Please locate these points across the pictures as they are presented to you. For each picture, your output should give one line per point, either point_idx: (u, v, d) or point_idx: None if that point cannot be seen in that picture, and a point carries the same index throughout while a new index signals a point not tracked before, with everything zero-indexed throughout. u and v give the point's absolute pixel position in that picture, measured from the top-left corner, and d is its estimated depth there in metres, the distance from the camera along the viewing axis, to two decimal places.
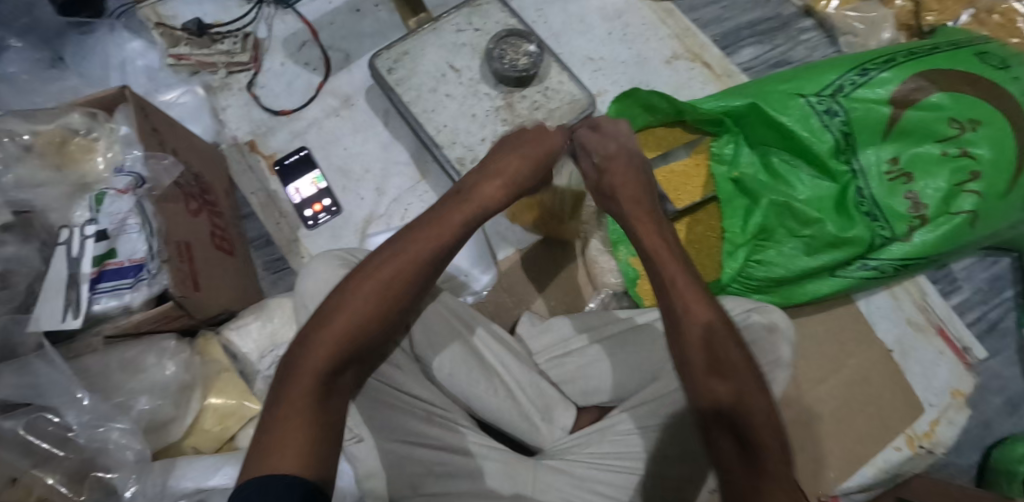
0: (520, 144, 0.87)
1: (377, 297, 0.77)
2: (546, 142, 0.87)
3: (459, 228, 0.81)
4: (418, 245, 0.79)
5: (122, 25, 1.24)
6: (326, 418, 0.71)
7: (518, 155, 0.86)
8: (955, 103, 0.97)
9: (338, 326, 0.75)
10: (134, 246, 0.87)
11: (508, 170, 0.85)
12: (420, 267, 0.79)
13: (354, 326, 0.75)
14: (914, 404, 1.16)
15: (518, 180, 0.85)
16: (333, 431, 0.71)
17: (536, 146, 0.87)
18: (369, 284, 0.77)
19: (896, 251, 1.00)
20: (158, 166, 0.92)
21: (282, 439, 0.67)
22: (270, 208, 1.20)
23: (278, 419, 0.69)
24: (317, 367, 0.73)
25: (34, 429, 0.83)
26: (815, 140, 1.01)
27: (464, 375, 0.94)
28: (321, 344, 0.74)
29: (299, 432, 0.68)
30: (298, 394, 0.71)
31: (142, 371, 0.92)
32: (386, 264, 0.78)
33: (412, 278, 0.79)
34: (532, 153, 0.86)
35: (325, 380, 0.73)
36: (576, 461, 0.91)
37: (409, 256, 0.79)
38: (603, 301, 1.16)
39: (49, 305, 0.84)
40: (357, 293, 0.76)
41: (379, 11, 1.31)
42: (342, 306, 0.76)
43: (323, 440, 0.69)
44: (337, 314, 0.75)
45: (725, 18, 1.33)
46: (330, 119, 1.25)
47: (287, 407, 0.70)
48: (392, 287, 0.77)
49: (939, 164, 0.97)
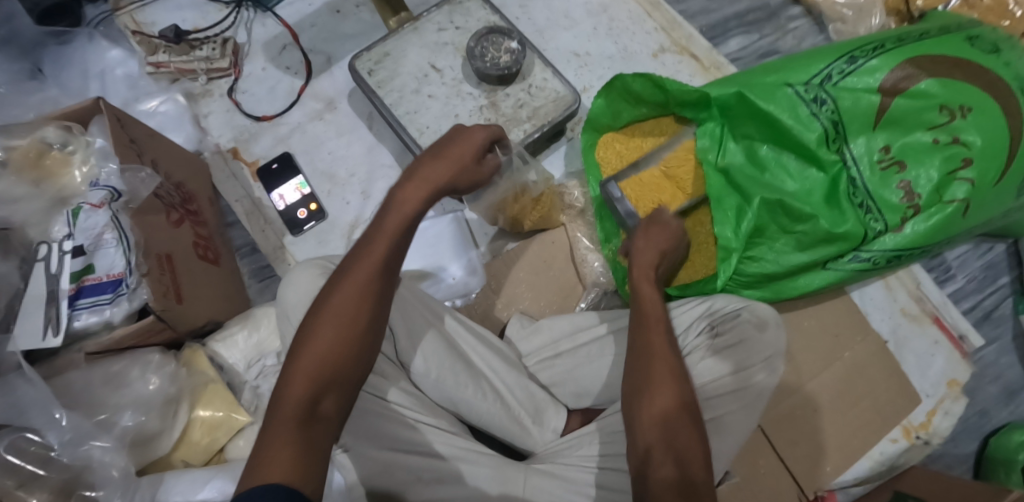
0: (444, 149, 0.84)
1: (344, 317, 0.74)
2: (472, 149, 0.85)
3: (392, 240, 0.78)
4: (375, 257, 0.77)
5: (100, 33, 1.23)
6: (315, 441, 0.68)
7: (440, 160, 0.82)
8: (945, 90, 0.95)
9: (313, 353, 0.72)
10: (111, 260, 0.86)
11: (430, 179, 0.81)
12: (382, 278, 0.77)
13: (328, 350, 0.72)
14: (911, 395, 1.15)
15: (443, 189, 0.82)
16: (323, 456, 0.67)
17: (466, 154, 0.84)
18: (339, 301, 0.75)
19: (888, 243, 0.98)
20: (135, 178, 0.90)
21: (268, 465, 0.64)
22: (255, 215, 1.19)
23: (266, 447, 0.66)
24: (298, 393, 0.70)
25: (16, 449, 0.82)
26: (802, 129, 0.99)
27: (450, 378, 0.93)
28: (299, 373, 0.71)
29: (287, 459, 0.65)
30: (280, 426, 0.68)
31: (125, 386, 0.91)
32: (347, 282, 0.75)
33: (376, 290, 0.76)
34: (456, 158, 0.83)
35: (310, 405, 0.69)
36: (566, 464, 0.90)
37: (365, 269, 0.76)
38: (593, 300, 1.15)
39: (29, 323, 0.83)
40: (324, 317, 0.74)
41: (359, 12, 1.29)
42: (313, 333, 0.73)
43: (310, 467, 0.65)
44: (310, 342, 0.73)
45: (711, 9, 1.31)
46: (312, 123, 1.24)
47: (272, 434, 0.67)
48: (358, 304, 0.75)
49: (930, 152, 0.95)
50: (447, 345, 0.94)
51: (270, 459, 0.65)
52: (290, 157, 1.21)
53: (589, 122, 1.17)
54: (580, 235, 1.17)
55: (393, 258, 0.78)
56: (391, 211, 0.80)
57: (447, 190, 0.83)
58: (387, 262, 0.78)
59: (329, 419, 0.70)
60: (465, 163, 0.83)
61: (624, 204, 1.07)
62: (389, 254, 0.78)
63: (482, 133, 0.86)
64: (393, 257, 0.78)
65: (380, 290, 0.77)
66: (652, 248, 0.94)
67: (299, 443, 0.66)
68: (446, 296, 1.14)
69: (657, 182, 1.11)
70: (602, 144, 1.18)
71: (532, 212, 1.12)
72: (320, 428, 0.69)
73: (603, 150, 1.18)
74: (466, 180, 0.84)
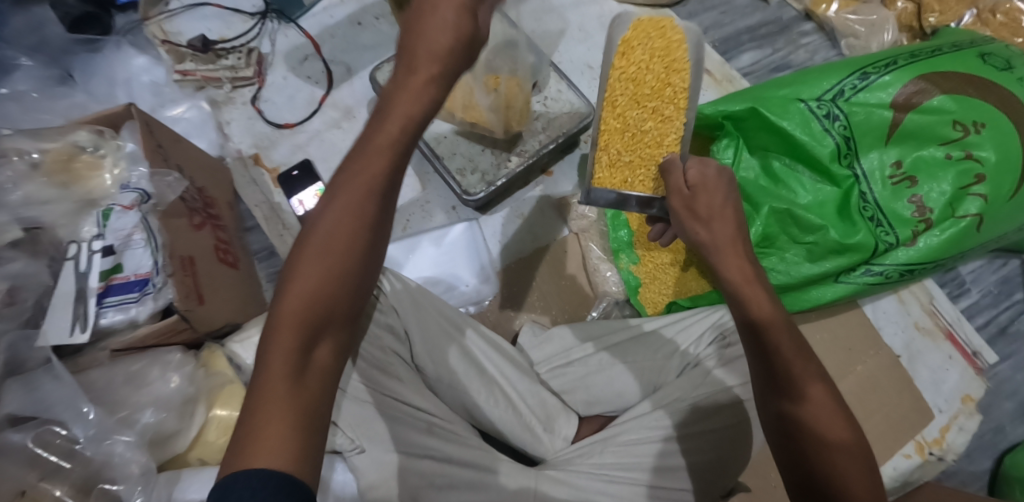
0: (425, 31, 0.73)
1: (334, 258, 0.70)
2: (466, 10, 0.73)
3: (380, 167, 0.71)
4: (362, 185, 0.70)
5: (128, 42, 1.26)
6: (307, 403, 0.68)
7: (435, 32, 0.73)
8: (958, 106, 0.96)
9: (299, 298, 0.69)
10: (139, 260, 0.89)
11: (426, 64, 0.73)
12: (375, 211, 0.72)
13: (316, 293, 0.69)
14: (924, 410, 1.15)
15: (440, 76, 0.73)
16: (315, 414, 0.68)
17: (459, 17, 0.73)
18: (324, 239, 0.70)
19: (900, 257, 0.99)
20: (163, 183, 0.93)
21: (259, 432, 0.65)
22: (274, 220, 1.21)
23: (256, 408, 0.66)
24: (288, 346, 0.68)
25: (42, 441, 0.85)
26: (815, 143, 1.00)
27: (463, 383, 0.95)
28: (287, 318, 0.68)
29: (277, 426, 0.65)
30: (270, 383, 0.67)
31: (147, 385, 0.93)
32: (339, 213, 0.70)
33: (371, 225, 0.71)
34: (448, 32, 0.73)
35: (300, 361, 0.68)
36: (578, 471, 0.91)
37: (358, 195, 0.70)
38: (604, 309, 1.16)
39: (58, 319, 0.86)
40: (310, 258, 0.69)
41: (379, 23, 1.34)
42: (300, 273, 0.69)
43: (305, 436, 0.66)
44: (299, 282, 0.69)
45: (724, 23, 1.33)
46: (331, 131, 1.27)
47: (262, 391, 0.67)
48: (349, 243, 0.70)
49: (943, 167, 0.96)
50: (462, 351, 0.97)
51: (263, 424, 0.65)
52: (310, 164, 1.21)
53: None
54: (592, 244, 1.19)
55: (385, 184, 0.72)
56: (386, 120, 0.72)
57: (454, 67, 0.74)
58: (379, 187, 0.71)
59: (319, 376, 0.69)
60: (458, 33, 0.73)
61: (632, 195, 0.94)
62: (381, 181, 0.71)
63: None
64: (385, 182, 0.72)
65: (376, 222, 0.71)
66: (724, 219, 0.84)
67: (291, 405, 0.67)
68: (459, 303, 1.15)
69: (628, 152, 0.94)
70: None
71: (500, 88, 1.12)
72: (311, 385, 0.69)
73: None
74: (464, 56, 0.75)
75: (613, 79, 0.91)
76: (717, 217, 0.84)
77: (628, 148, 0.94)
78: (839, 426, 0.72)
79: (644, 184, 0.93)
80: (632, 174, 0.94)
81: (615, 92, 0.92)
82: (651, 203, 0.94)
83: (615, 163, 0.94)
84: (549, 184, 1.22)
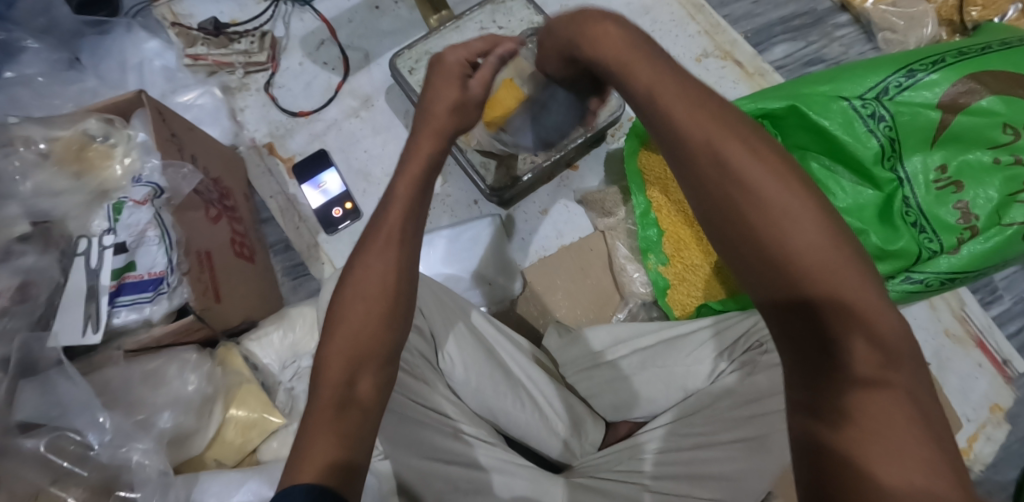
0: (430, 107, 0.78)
1: (370, 297, 0.70)
2: (456, 79, 0.79)
3: (403, 208, 0.73)
4: (391, 222, 0.72)
5: (138, 24, 1.21)
6: (354, 430, 0.65)
7: (435, 102, 0.78)
8: (1009, 108, 0.91)
9: (345, 333, 0.69)
10: (153, 258, 0.85)
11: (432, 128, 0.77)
12: (407, 247, 0.73)
13: (359, 325, 0.69)
14: (955, 421, 1.11)
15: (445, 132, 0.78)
16: (363, 440, 0.65)
17: (453, 88, 0.78)
18: (360, 278, 0.71)
19: (942, 265, 0.95)
20: (176, 175, 0.90)
21: (307, 455, 0.62)
22: (289, 212, 1.17)
23: (306, 440, 0.64)
24: (335, 379, 0.67)
25: (56, 448, 0.82)
26: (858, 144, 0.97)
27: (489, 389, 0.92)
28: (333, 355, 0.68)
29: (326, 451, 0.63)
30: (318, 415, 0.65)
31: (164, 384, 0.90)
32: (371, 254, 0.71)
33: (405, 259, 0.72)
34: (448, 97, 0.78)
35: (346, 390, 0.67)
36: (605, 478, 0.88)
37: (389, 238, 0.72)
38: (631, 311, 1.13)
39: (70, 318, 0.83)
40: (350, 296, 0.70)
41: (398, 8, 1.27)
42: (344, 313, 0.70)
43: (352, 458, 0.64)
44: (341, 322, 0.69)
45: (756, 14, 1.28)
46: (349, 121, 1.22)
47: (311, 424, 0.65)
48: (384, 279, 0.70)
49: (990, 172, 0.92)
50: (487, 353, 0.94)
51: (312, 452, 0.63)
52: (325, 153, 1.19)
53: (634, 128, 1.08)
54: (619, 243, 1.14)
55: (414, 218, 0.74)
56: (399, 177, 0.75)
57: (455, 130, 0.79)
58: (407, 237, 0.73)
59: (366, 404, 0.67)
60: (456, 98, 0.78)
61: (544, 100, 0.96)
62: (407, 215, 0.73)
63: (457, 58, 0.80)
64: (413, 217, 0.74)
65: (407, 262, 0.72)
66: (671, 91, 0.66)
67: (338, 432, 0.64)
68: (480, 302, 1.11)
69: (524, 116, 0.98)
70: (646, 152, 1.09)
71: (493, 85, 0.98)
72: (358, 412, 0.66)
73: (645, 158, 1.09)
74: (465, 117, 0.79)
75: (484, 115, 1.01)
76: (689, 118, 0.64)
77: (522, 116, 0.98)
78: (908, 459, 0.52)
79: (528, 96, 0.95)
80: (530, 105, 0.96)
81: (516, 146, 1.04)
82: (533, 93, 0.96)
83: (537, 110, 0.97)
84: (575, 180, 1.19)
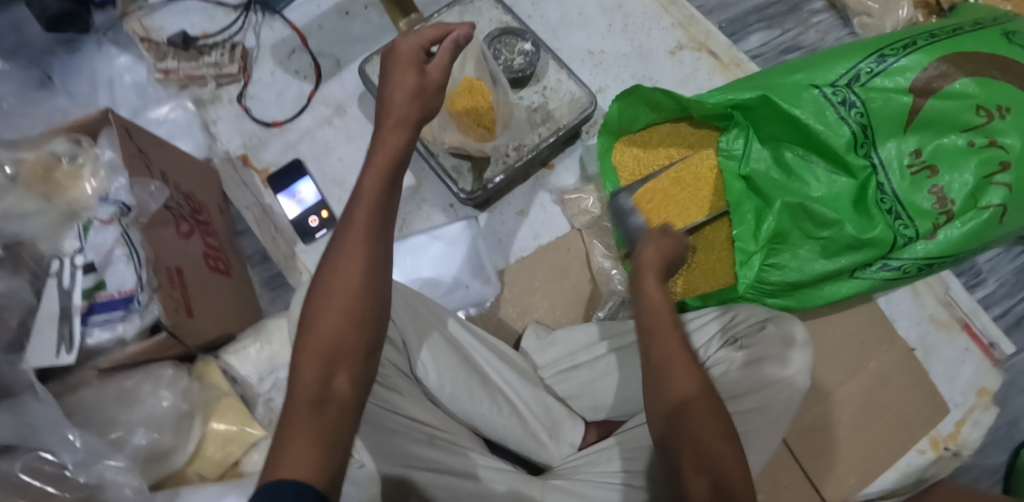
0: (388, 99, 0.76)
1: (340, 295, 0.69)
2: (413, 64, 0.77)
3: (372, 203, 0.72)
4: (362, 218, 0.71)
5: (108, 39, 1.21)
6: (334, 428, 0.64)
7: (395, 90, 0.76)
8: (982, 90, 0.90)
9: (319, 332, 0.68)
10: (121, 275, 0.86)
11: (396, 110, 0.75)
12: (378, 243, 0.72)
13: (332, 323, 0.68)
14: (938, 406, 1.11)
15: (410, 118, 0.76)
16: (343, 435, 0.65)
17: (410, 74, 0.76)
18: (333, 278, 0.70)
19: (919, 251, 0.94)
20: (144, 192, 0.87)
21: (287, 450, 0.62)
22: (266, 223, 1.17)
23: (283, 437, 0.63)
24: (309, 377, 0.66)
25: (30, 469, 0.81)
26: (830, 133, 0.96)
27: (465, 395, 0.90)
28: (307, 355, 0.67)
29: (306, 449, 0.62)
30: (296, 411, 0.65)
31: (138, 403, 0.91)
32: (340, 252, 0.70)
33: (376, 254, 0.71)
34: (408, 84, 0.76)
35: (323, 387, 0.66)
36: (583, 480, 0.87)
37: (360, 235, 0.71)
38: (611, 310, 1.12)
39: (42, 341, 0.84)
40: (323, 295, 0.69)
41: (368, 13, 1.27)
42: (318, 310, 0.69)
43: (330, 455, 0.63)
44: (313, 319, 0.69)
45: (731, 3, 1.26)
46: (322, 129, 1.21)
47: (290, 420, 0.64)
48: (352, 275, 0.69)
49: (965, 155, 0.91)
50: (460, 356, 0.92)
51: (289, 449, 0.62)
52: (300, 163, 1.18)
53: (605, 125, 1.12)
54: (595, 242, 1.15)
55: (385, 213, 0.73)
56: (366, 172, 0.73)
57: (421, 117, 0.77)
58: (377, 227, 0.72)
59: (343, 400, 0.66)
60: (414, 83, 0.76)
61: (469, 89, 1.04)
62: (376, 211, 0.72)
63: (408, 46, 0.78)
64: (384, 212, 0.73)
65: (376, 257, 0.71)
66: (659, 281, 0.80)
67: (315, 430, 0.63)
68: (458, 305, 1.12)
69: (468, 115, 1.05)
70: (618, 149, 1.13)
71: (455, 92, 1.05)
72: (336, 410, 0.65)
73: (619, 154, 1.13)
74: (426, 104, 0.77)
75: (452, 117, 1.05)
76: (711, 435, 0.70)
77: (470, 113, 1.05)
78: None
79: (464, 97, 1.05)
80: (469, 95, 1.05)
81: (489, 122, 1.07)
82: (467, 91, 1.05)
83: (470, 92, 1.05)
84: (550, 180, 1.18)
